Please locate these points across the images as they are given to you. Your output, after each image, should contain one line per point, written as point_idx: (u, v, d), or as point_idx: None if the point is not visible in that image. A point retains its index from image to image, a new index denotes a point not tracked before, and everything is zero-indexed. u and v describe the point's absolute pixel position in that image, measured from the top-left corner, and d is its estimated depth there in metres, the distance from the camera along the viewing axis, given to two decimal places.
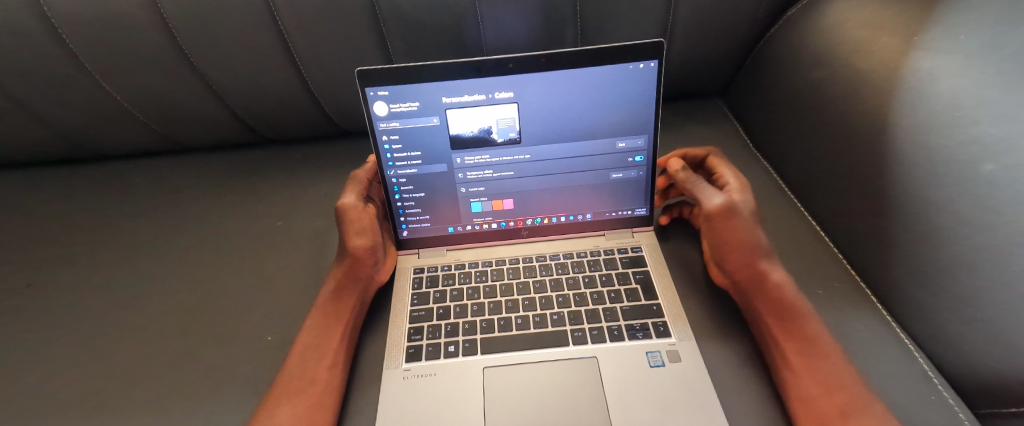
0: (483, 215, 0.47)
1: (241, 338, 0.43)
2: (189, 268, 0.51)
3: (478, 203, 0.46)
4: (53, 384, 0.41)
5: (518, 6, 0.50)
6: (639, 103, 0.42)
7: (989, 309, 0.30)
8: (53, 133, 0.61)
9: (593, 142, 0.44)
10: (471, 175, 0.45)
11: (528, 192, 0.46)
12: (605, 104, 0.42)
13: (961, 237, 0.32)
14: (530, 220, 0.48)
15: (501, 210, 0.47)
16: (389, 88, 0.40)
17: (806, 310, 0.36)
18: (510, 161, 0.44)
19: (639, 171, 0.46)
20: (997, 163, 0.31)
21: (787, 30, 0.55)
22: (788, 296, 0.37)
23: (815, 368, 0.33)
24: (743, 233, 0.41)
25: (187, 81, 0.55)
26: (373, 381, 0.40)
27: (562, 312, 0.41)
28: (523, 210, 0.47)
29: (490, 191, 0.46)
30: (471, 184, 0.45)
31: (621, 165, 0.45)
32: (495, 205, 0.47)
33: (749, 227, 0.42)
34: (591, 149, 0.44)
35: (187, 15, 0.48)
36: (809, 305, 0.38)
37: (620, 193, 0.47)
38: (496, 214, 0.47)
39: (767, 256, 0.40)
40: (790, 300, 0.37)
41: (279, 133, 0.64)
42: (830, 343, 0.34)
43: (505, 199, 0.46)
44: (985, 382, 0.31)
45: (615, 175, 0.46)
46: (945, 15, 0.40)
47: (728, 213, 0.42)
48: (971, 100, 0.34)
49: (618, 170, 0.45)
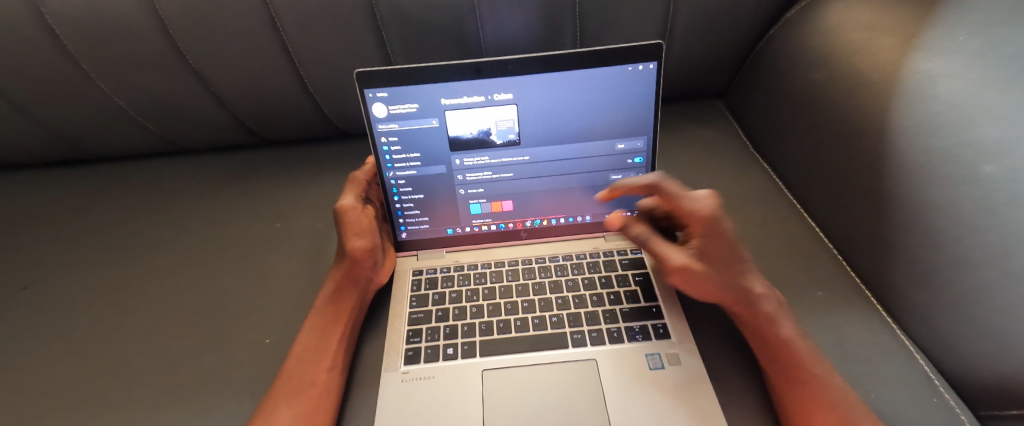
0: (482, 217, 0.47)
1: (240, 340, 0.43)
2: (187, 270, 0.51)
3: (478, 204, 0.46)
4: (51, 386, 0.41)
5: (518, 8, 0.50)
6: (639, 105, 0.42)
7: (990, 311, 0.30)
8: (51, 134, 0.61)
9: (592, 143, 0.44)
10: (470, 176, 0.45)
11: (528, 194, 0.46)
12: (605, 106, 0.42)
13: (962, 239, 0.32)
14: (530, 221, 0.48)
15: (500, 211, 0.47)
16: (388, 90, 0.40)
17: (790, 342, 0.34)
18: (509, 163, 0.44)
19: (638, 173, 0.46)
20: (996, 164, 0.31)
21: (786, 31, 0.55)
22: (766, 324, 0.36)
23: (799, 392, 0.32)
24: (715, 290, 0.37)
25: (185, 82, 0.55)
26: (371, 384, 0.39)
27: (562, 314, 0.41)
28: (522, 211, 0.47)
29: (490, 192, 0.46)
30: (470, 186, 0.45)
31: (621, 167, 0.45)
32: (495, 207, 0.47)
33: (721, 285, 0.37)
34: (590, 151, 0.44)
35: (186, 16, 0.48)
36: (796, 336, 0.35)
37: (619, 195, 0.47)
38: (495, 216, 0.47)
39: (743, 302, 0.36)
40: (768, 328, 0.35)
41: (278, 135, 0.64)
42: (816, 367, 0.33)
43: (504, 201, 0.46)
44: (987, 383, 0.31)
45: (614, 177, 0.46)
46: (946, 16, 0.40)
47: (693, 280, 0.37)
48: (970, 100, 0.34)
49: (618, 171, 0.45)
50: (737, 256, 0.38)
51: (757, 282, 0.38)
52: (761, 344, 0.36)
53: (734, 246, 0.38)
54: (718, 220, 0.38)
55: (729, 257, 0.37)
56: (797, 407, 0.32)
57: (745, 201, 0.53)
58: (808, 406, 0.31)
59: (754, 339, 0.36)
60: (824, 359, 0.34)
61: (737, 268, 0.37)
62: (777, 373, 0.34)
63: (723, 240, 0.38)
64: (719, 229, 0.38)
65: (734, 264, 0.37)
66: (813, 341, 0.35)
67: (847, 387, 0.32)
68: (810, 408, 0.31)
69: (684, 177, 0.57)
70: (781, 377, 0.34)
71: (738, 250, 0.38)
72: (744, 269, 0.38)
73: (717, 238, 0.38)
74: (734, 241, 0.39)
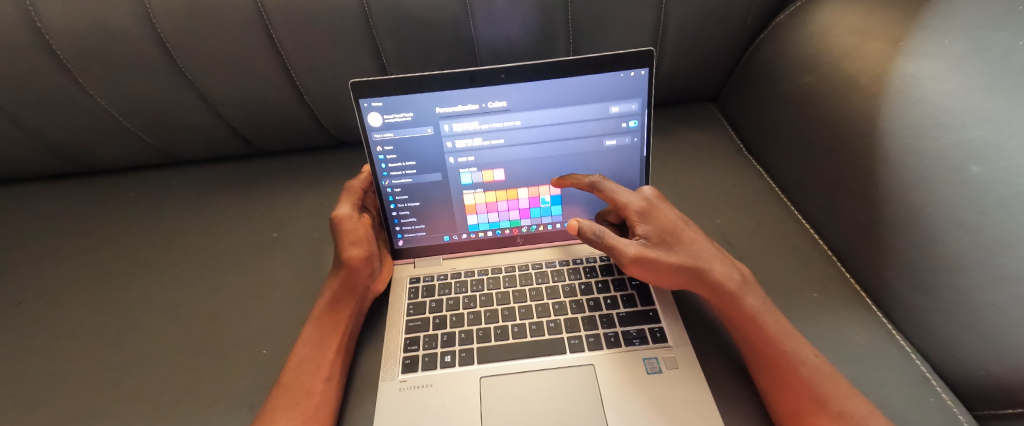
0: (472, 188, 0.45)
1: (237, 352, 0.43)
2: (183, 281, 0.51)
3: (468, 175, 0.44)
4: (48, 400, 0.41)
5: (512, 17, 0.51)
6: (629, 69, 0.41)
7: (985, 311, 0.30)
8: (48, 148, 0.61)
9: (584, 106, 0.42)
10: (460, 143, 0.43)
11: (519, 162, 0.44)
12: (596, 97, 0.42)
13: (951, 240, 0.33)
14: (525, 191, 0.46)
15: (492, 182, 0.45)
16: (384, 99, 0.40)
17: (762, 321, 0.35)
18: (500, 128, 0.43)
19: (633, 137, 0.44)
20: (982, 165, 0.32)
21: (776, 36, 0.56)
22: (732, 304, 0.36)
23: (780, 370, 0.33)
24: (670, 274, 0.38)
25: (183, 95, 0.55)
26: (368, 394, 0.39)
27: (559, 319, 0.41)
28: (514, 180, 0.45)
29: (481, 161, 0.44)
30: (460, 154, 0.43)
31: (615, 131, 0.44)
32: (486, 176, 0.45)
33: (671, 268, 0.38)
34: (583, 115, 0.43)
35: (183, 31, 0.49)
36: (762, 310, 0.36)
37: (614, 162, 0.45)
38: (487, 186, 0.45)
39: (704, 281, 0.37)
40: (735, 311, 0.36)
41: (275, 145, 0.65)
42: (790, 343, 0.34)
43: (496, 171, 0.44)
44: (983, 382, 0.31)
45: (609, 142, 0.44)
46: (930, 19, 0.41)
47: (645, 268, 0.38)
48: (956, 101, 0.35)
49: (612, 136, 0.44)
50: (683, 238, 0.39)
51: (714, 261, 0.38)
52: (732, 325, 0.36)
53: (675, 230, 0.40)
54: (649, 208, 0.41)
55: (671, 241, 0.39)
56: (777, 387, 0.33)
57: (739, 203, 0.53)
58: (789, 385, 0.32)
59: (725, 321, 0.37)
60: (794, 332, 0.35)
61: (684, 250, 0.38)
62: (755, 357, 0.35)
63: (660, 225, 0.40)
64: (652, 217, 0.40)
65: (680, 246, 0.39)
66: (778, 316, 0.36)
67: (820, 359, 0.33)
68: (794, 386, 0.32)
69: (679, 180, 0.57)
70: (758, 354, 0.34)
71: (681, 233, 0.40)
72: (693, 249, 0.39)
73: (651, 225, 0.40)
74: (676, 225, 0.40)
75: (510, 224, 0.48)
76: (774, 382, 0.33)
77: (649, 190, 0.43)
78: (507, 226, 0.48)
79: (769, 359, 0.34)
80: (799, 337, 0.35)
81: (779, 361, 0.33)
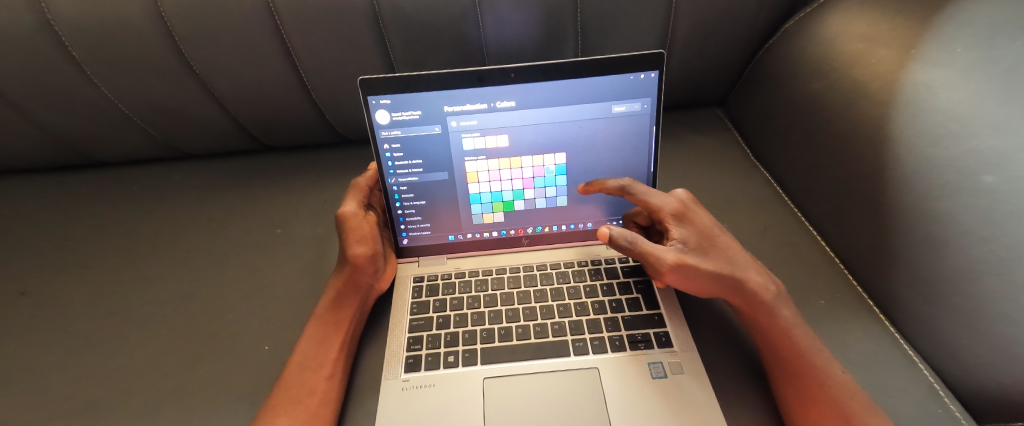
0: (475, 154, 0.43)
1: (239, 348, 0.42)
2: (186, 275, 0.51)
3: (471, 140, 0.43)
4: (49, 393, 0.40)
5: (522, 16, 0.51)
6: (637, 66, 0.41)
7: (996, 321, 0.30)
8: (51, 138, 0.61)
9: (592, 98, 0.42)
10: (462, 107, 0.41)
11: (524, 128, 0.42)
12: (604, 91, 0.42)
13: (960, 249, 0.33)
14: (530, 159, 0.44)
15: (495, 149, 0.43)
16: (391, 97, 0.40)
17: (794, 334, 0.35)
18: (505, 108, 0.42)
19: (643, 103, 0.42)
20: (996, 175, 0.32)
21: (785, 42, 0.55)
22: (767, 316, 0.36)
23: (804, 385, 0.33)
24: (706, 282, 0.38)
25: (190, 89, 0.55)
26: (370, 392, 0.39)
27: (563, 321, 0.41)
28: (517, 147, 0.43)
29: (484, 125, 0.42)
30: (462, 117, 0.42)
31: (623, 97, 0.42)
32: (489, 142, 0.43)
33: (708, 275, 0.37)
34: (591, 95, 0.42)
35: (192, 25, 0.49)
36: (796, 322, 0.36)
37: (623, 130, 0.44)
38: (489, 153, 0.43)
39: (740, 288, 0.37)
40: (768, 322, 0.36)
41: (280, 141, 0.65)
42: (818, 356, 0.34)
43: (500, 136, 0.43)
44: (990, 392, 0.31)
45: (617, 109, 0.42)
46: (943, 26, 0.41)
47: (682, 274, 0.37)
48: (971, 110, 0.35)
49: (620, 102, 0.42)
50: (718, 245, 0.39)
51: (750, 270, 0.38)
52: (762, 337, 0.36)
53: (710, 237, 0.40)
54: (684, 212, 0.41)
55: (708, 248, 0.39)
56: (800, 400, 0.33)
57: (745, 209, 0.53)
58: (811, 400, 0.32)
59: (755, 332, 0.37)
60: (819, 345, 0.35)
61: (720, 257, 0.38)
62: (777, 373, 0.35)
63: (695, 230, 0.40)
64: (687, 220, 0.41)
65: (716, 253, 0.39)
66: (810, 331, 0.36)
67: (846, 376, 0.33)
68: (816, 403, 0.32)
69: (686, 184, 0.57)
70: (781, 364, 0.34)
71: (717, 240, 0.40)
72: (730, 257, 0.39)
73: (687, 228, 0.40)
74: (711, 231, 0.41)
75: (514, 195, 0.46)
76: (796, 395, 0.33)
77: (683, 193, 0.44)
78: (510, 199, 0.46)
79: (798, 375, 0.33)
80: (825, 350, 0.35)
81: (804, 375, 0.33)
